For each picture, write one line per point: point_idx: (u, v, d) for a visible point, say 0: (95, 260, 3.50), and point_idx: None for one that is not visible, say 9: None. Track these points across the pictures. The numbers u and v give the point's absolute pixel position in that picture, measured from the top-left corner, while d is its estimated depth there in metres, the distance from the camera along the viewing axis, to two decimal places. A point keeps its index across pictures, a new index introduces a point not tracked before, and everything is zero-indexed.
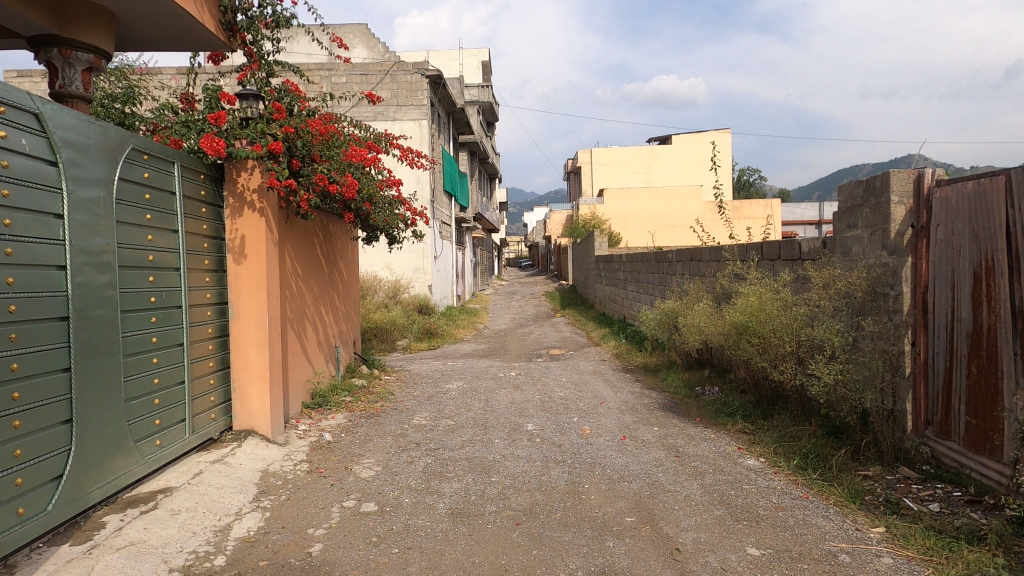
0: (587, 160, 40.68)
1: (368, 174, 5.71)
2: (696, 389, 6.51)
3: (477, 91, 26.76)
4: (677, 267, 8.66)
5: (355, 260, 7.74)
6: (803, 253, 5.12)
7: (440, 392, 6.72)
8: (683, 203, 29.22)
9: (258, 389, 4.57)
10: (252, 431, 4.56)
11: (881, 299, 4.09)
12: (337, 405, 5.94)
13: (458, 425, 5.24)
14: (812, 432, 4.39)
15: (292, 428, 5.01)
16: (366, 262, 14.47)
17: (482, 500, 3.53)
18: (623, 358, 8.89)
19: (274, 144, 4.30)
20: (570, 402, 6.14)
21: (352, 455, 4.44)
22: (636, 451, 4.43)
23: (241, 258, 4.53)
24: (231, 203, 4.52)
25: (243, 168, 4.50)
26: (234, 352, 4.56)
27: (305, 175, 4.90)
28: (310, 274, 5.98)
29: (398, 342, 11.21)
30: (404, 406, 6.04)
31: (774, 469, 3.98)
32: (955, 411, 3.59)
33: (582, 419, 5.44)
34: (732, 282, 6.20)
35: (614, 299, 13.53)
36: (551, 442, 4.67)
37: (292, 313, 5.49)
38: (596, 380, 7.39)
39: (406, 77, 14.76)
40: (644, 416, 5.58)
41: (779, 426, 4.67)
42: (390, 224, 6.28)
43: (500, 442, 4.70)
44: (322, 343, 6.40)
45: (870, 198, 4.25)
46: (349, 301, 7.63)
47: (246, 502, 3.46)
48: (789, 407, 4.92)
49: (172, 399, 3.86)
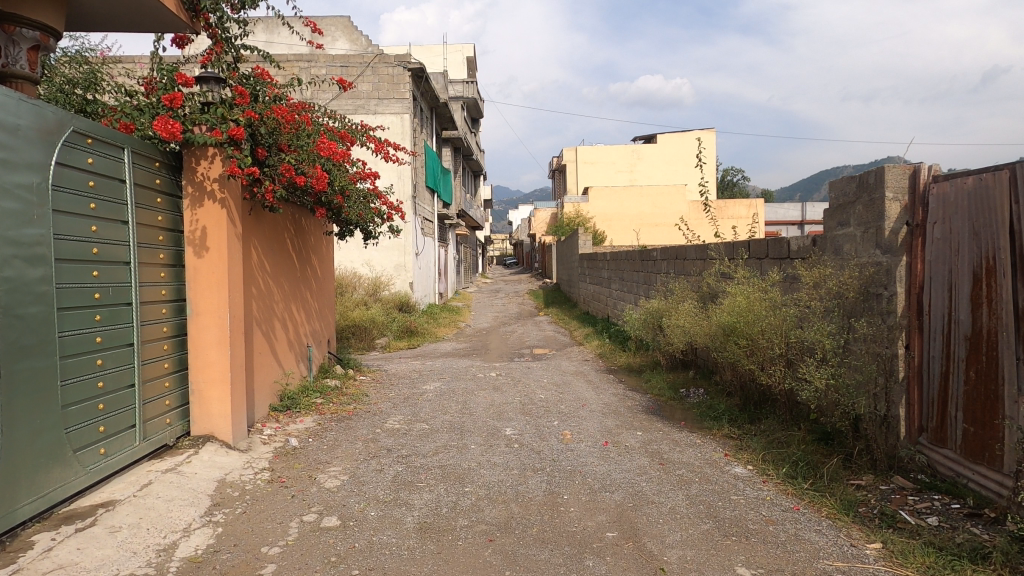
0: (572, 158, 40.53)
1: (340, 166, 5.44)
2: (681, 390, 6.32)
3: (462, 87, 26.47)
4: (662, 266, 8.47)
5: (329, 256, 7.45)
6: (792, 252, 4.93)
7: (416, 394, 6.47)
8: (667, 202, 29.15)
9: (219, 392, 4.29)
10: (212, 437, 4.28)
11: (874, 299, 3.91)
12: (307, 407, 5.67)
13: (433, 430, 4.99)
14: (801, 437, 4.20)
15: (256, 432, 4.73)
16: (345, 258, 14.14)
17: (454, 513, 3.30)
18: (606, 359, 8.69)
19: (235, 130, 4.02)
20: (551, 405, 5.92)
21: (318, 462, 4.17)
22: (620, 458, 4.21)
23: (201, 252, 4.24)
24: (190, 192, 4.22)
25: (202, 156, 4.20)
26: (193, 352, 4.28)
27: (271, 165, 4.62)
28: (279, 270, 5.69)
29: (377, 341, 10.92)
30: (379, 408, 5.78)
31: (763, 478, 3.80)
32: (952, 418, 3.43)
33: (563, 423, 5.22)
34: (718, 281, 6.00)
35: (598, 297, 13.35)
36: (530, 448, 4.44)
37: (259, 311, 5.21)
38: (578, 382, 7.17)
39: (388, 70, 14.45)
40: (628, 420, 5.37)
41: (766, 431, 4.49)
42: (365, 219, 5.99)
43: (477, 448, 4.46)
44: (293, 342, 6.11)
45: (863, 194, 4.08)
46: (323, 298, 7.34)
47: (197, 516, 3.20)
48: (776, 411, 4.74)
49: (120, 404, 3.57)
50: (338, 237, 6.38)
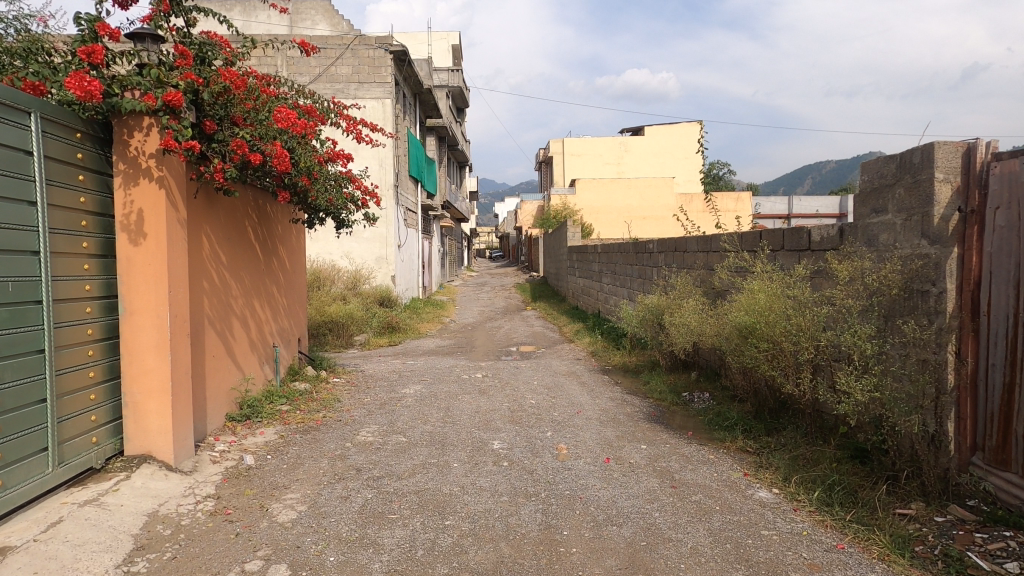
0: (560, 150, 39.96)
1: (306, 144, 4.82)
2: (683, 395, 5.78)
3: (447, 76, 25.76)
4: (660, 259, 7.91)
5: (299, 247, 6.81)
6: (813, 243, 4.38)
7: (394, 399, 5.87)
8: (656, 195, 28.68)
9: (158, 405, 3.66)
10: (149, 457, 3.66)
11: (918, 298, 3.36)
12: (270, 417, 5.06)
13: (411, 444, 4.40)
14: (833, 455, 3.68)
15: (205, 449, 4.11)
16: (323, 250, 13.45)
17: (431, 558, 2.71)
18: (599, 358, 8.16)
19: (171, 94, 3.37)
20: (544, 412, 5.36)
21: (274, 487, 3.55)
22: (625, 480, 3.65)
23: (136, 240, 3.61)
24: (122, 170, 3.58)
25: (136, 126, 3.56)
26: (126, 359, 3.65)
27: (221, 141, 4.01)
28: (237, 263, 5.05)
29: (356, 338, 10.29)
30: (351, 417, 5.18)
31: (794, 507, 3.27)
32: (1017, 437, 2.90)
33: (557, 434, 4.66)
34: (730, 276, 5.44)
35: (588, 291, 12.81)
36: (521, 467, 3.87)
37: (212, 309, 4.58)
38: (571, 384, 6.61)
39: (368, 52, 13.72)
40: (629, 430, 4.83)
41: (789, 448, 3.97)
42: (335, 206, 5.37)
43: (460, 467, 3.87)
44: (256, 342, 5.50)
45: (907, 176, 3.53)
46: (293, 293, 6.71)
47: (112, 566, 2.59)
48: (799, 422, 4.23)
49: (26, 424, 2.95)
50: (307, 226, 5.77)
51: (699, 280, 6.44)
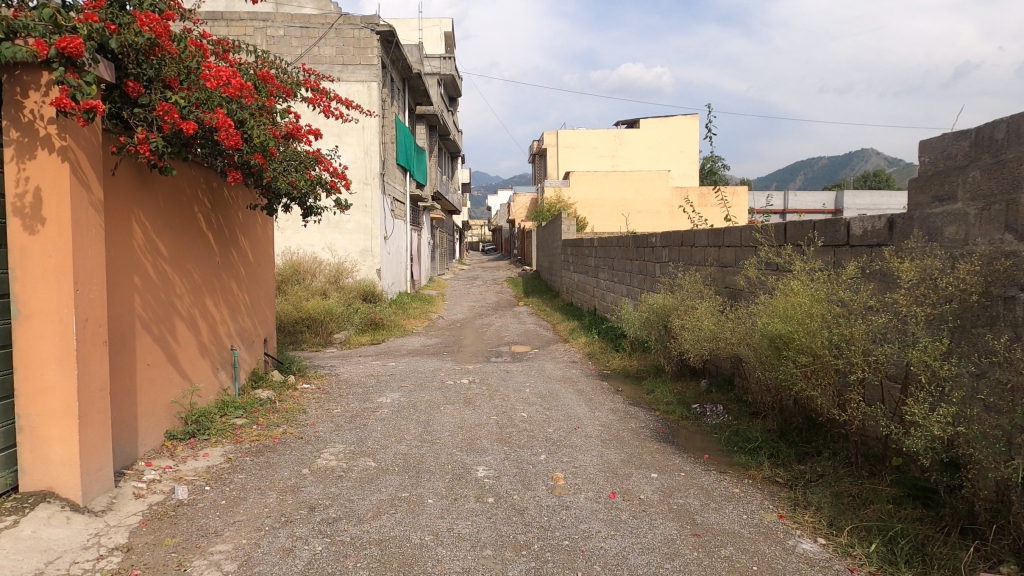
0: (553, 142, 39.29)
1: (261, 115, 4.09)
2: (694, 407, 5.14)
3: (439, 63, 24.94)
4: (665, 255, 7.25)
5: (264, 238, 6.11)
6: (852, 237, 3.72)
7: (368, 410, 5.20)
8: (652, 187, 28.01)
9: (61, 430, 2.96)
10: (50, 494, 2.96)
11: (1003, 305, 2.67)
12: (220, 433, 4.36)
13: (382, 470, 3.73)
14: (888, 495, 3.03)
15: (129, 481, 3.41)
16: (304, 241, 12.69)
17: None
18: (597, 360, 7.52)
19: (65, 39, 2.64)
20: (536, 428, 4.69)
21: (201, 535, 2.86)
22: (636, 526, 2.98)
23: (34, 227, 2.90)
24: (14, 138, 2.85)
25: (32, 83, 2.84)
26: (21, 374, 2.95)
27: (145, 106, 3.31)
28: (182, 254, 4.33)
29: (336, 336, 9.56)
30: (316, 433, 4.51)
31: (850, 566, 2.63)
32: None
33: (552, 457, 4.01)
34: (752, 276, 4.80)
35: (584, 287, 12.12)
36: (510, 505, 3.19)
37: (148, 309, 3.88)
38: (567, 392, 5.94)
39: (353, 32, 12.94)
40: (636, 451, 4.17)
41: (830, 482, 3.33)
42: (299, 189, 4.65)
43: (436, 506, 3.18)
44: (209, 346, 4.80)
45: (988, 156, 2.85)
46: (257, 289, 6.01)
47: None
48: (839, 449, 3.58)
49: None
50: (268, 213, 5.05)
51: (710, 278, 5.80)
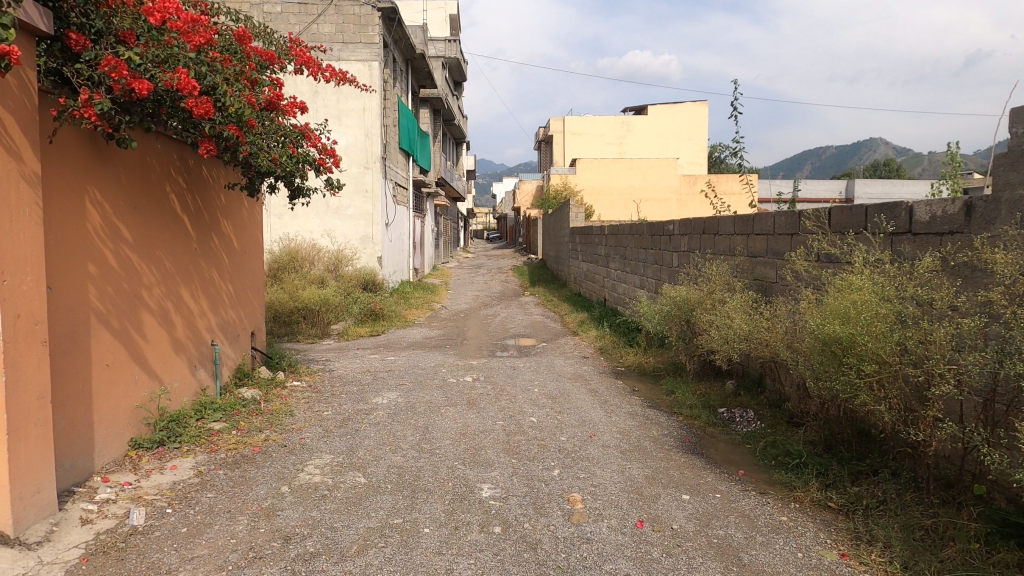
0: (560, 129, 38.59)
1: (234, 80, 3.56)
2: (721, 411, 4.64)
3: (444, 47, 24.29)
4: (684, 244, 6.73)
5: (249, 223, 5.60)
6: (915, 225, 3.23)
7: (361, 412, 4.73)
8: (660, 175, 27.38)
9: None
10: None
11: None
12: (193, 441, 3.89)
13: (372, 488, 3.26)
14: (974, 532, 2.52)
15: (78, 502, 2.93)
16: (303, 227, 12.20)
17: None
18: (609, 356, 7.03)
19: None
20: (548, 435, 4.21)
21: None
22: (671, 566, 2.49)
23: None
24: None
25: None
26: None
27: (91, 62, 2.81)
28: (150, 239, 3.83)
29: (333, 327, 9.08)
30: (301, 441, 4.03)
31: None
32: None
33: (567, 472, 3.52)
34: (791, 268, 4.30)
35: (592, 277, 11.62)
36: (520, 538, 2.71)
37: (107, 301, 3.39)
38: (579, 392, 5.45)
39: (354, 9, 12.35)
40: (661, 466, 3.68)
41: (894, 510, 2.83)
42: (283, 167, 4.11)
43: (433, 537, 2.70)
44: (185, 342, 4.32)
45: None
46: (243, 278, 5.52)
47: None
48: (901, 470, 3.07)
49: None
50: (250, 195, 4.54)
51: (738, 269, 5.30)
